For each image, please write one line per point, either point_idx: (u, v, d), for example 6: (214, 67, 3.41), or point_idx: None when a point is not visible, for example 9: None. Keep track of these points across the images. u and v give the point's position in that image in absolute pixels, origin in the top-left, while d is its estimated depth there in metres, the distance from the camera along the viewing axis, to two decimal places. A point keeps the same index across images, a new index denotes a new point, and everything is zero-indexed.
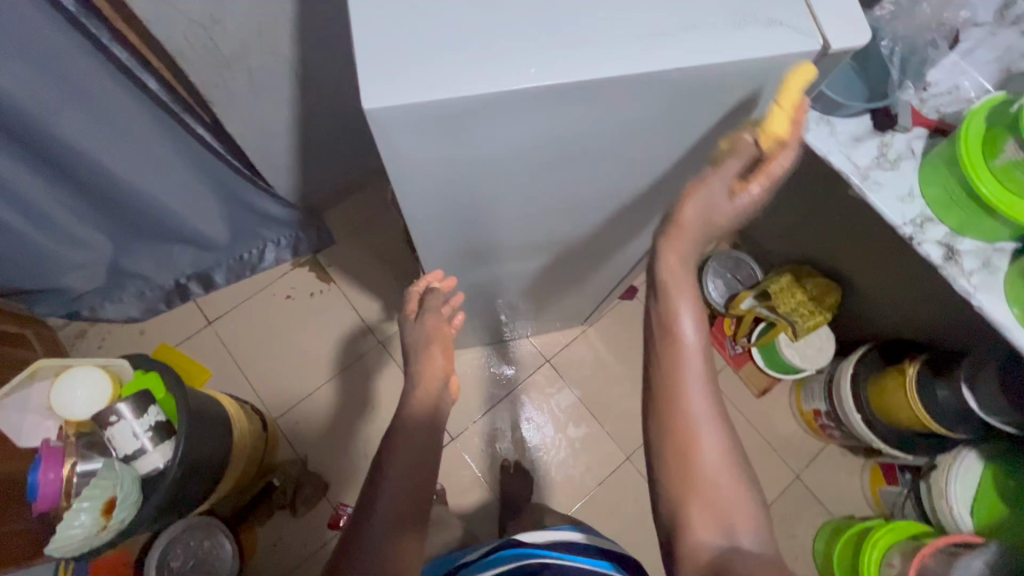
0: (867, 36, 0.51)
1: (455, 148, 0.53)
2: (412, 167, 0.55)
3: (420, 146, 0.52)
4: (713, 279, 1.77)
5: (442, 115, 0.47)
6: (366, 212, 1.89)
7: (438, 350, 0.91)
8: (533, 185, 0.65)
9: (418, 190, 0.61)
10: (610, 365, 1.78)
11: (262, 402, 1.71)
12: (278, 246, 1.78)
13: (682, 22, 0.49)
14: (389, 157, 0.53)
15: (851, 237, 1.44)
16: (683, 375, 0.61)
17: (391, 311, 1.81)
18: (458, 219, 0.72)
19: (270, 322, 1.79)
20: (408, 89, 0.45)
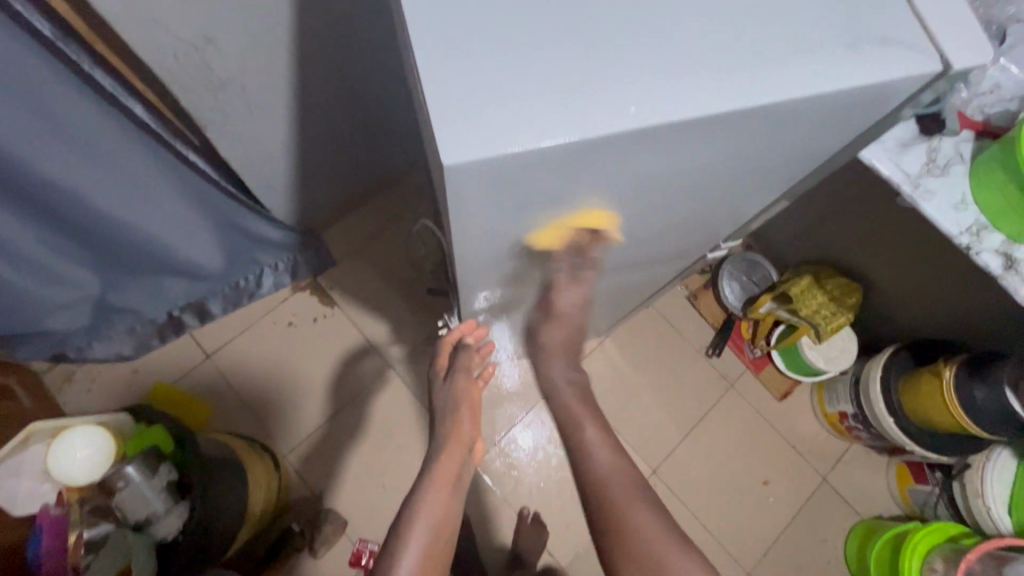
0: (986, 57, 0.50)
1: (525, 190, 0.51)
2: (476, 212, 0.53)
3: (490, 193, 0.49)
4: (729, 282, 1.72)
5: (518, 165, 0.46)
6: (368, 229, 1.81)
7: (466, 410, 0.87)
8: (591, 215, 0.62)
9: (477, 229, 0.57)
10: (629, 376, 1.74)
11: (270, 438, 1.62)
12: (277, 270, 1.69)
13: (793, 47, 0.48)
14: (456, 206, 0.50)
15: (874, 235, 1.42)
16: (600, 468, 0.79)
17: (400, 332, 1.73)
18: (508, 250, 0.67)
19: (273, 351, 1.69)
20: (488, 141, 0.43)
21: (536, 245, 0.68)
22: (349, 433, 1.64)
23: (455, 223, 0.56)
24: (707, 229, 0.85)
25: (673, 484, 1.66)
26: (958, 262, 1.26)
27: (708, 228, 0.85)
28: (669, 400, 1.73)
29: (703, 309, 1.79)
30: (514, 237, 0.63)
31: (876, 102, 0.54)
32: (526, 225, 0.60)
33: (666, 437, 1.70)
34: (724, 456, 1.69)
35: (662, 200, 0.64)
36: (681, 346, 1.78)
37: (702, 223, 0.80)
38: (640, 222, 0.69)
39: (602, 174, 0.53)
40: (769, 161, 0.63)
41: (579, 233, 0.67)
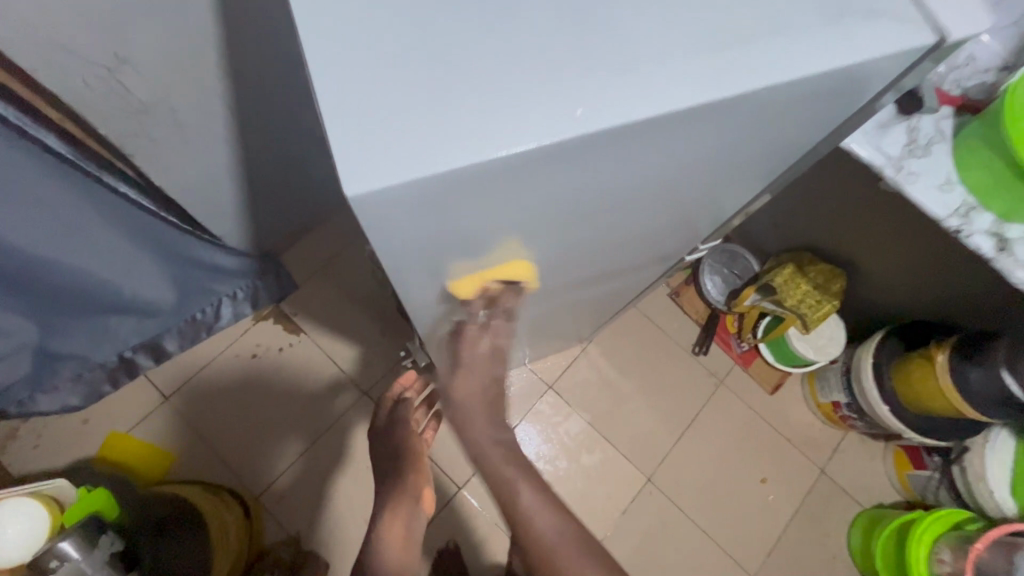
0: (980, 25, 0.44)
1: (459, 212, 0.44)
2: (410, 238, 0.46)
3: (416, 218, 0.43)
4: (710, 276, 1.70)
5: (437, 186, 0.39)
6: (332, 249, 1.72)
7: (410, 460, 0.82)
8: (546, 229, 0.55)
9: (420, 252, 0.50)
10: (615, 382, 1.67)
11: (240, 479, 1.52)
12: (235, 299, 1.59)
13: (767, 23, 0.41)
14: (378, 235, 0.44)
15: (853, 219, 1.38)
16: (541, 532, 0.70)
17: (372, 355, 1.64)
18: (462, 273, 0.60)
19: (238, 386, 1.59)
20: (389, 161, 0.36)
21: (490, 266, 0.61)
22: (324, 467, 1.54)
23: (386, 252, 0.49)
24: (682, 226, 0.78)
25: (669, 491, 1.60)
26: (938, 241, 1.23)
27: (682, 225, 0.78)
28: (658, 404, 1.67)
29: (686, 306, 1.74)
30: (464, 259, 0.56)
31: (859, 84, 0.48)
32: (478, 242, 0.52)
33: (658, 442, 1.63)
34: (718, 456, 1.63)
35: (625, 205, 0.57)
36: (666, 346, 1.72)
37: (674, 221, 0.74)
38: (601, 231, 0.63)
39: (544, 189, 0.46)
40: (743, 154, 0.56)
41: (535, 246, 0.59)
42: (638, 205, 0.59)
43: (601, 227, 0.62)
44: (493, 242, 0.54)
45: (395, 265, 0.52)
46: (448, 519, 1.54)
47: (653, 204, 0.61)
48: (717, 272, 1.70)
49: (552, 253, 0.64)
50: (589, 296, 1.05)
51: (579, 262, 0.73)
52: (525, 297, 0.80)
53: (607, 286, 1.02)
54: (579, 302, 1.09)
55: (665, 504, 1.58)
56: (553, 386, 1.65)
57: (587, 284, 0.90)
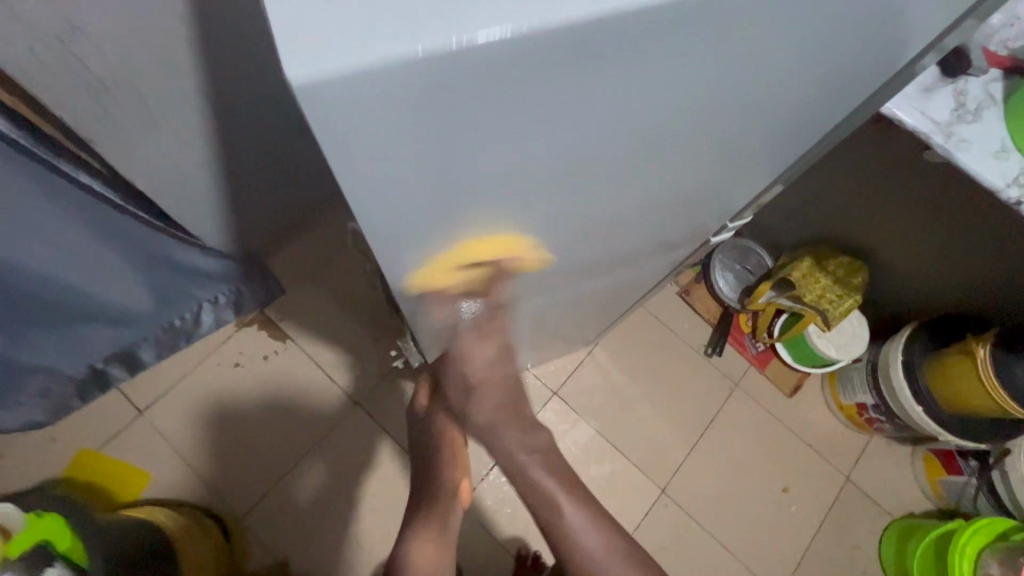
0: None
1: (446, 127, 0.35)
2: (383, 162, 0.36)
3: (390, 129, 0.33)
4: (722, 272, 1.61)
5: (421, 74, 0.29)
6: (320, 249, 1.61)
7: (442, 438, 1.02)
8: (551, 168, 0.46)
9: (397, 191, 0.41)
10: (625, 387, 1.57)
11: (222, 499, 1.40)
12: (216, 304, 1.48)
13: None
14: (338, 152, 0.34)
15: (869, 201, 1.30)
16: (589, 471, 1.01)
17: (364, 362, 1.53)
18: (451, 229, 0.50)
19: (219, 398, 1.47)
20: (364, 23, 0.26)
21: (486, 221, 0.51)
22: (314, 484, 1.43)
23: (353, 192, 0.39)
24: (705, 191, 0.69)
25: (685, 502, 1.49)
26: (980, 218, 1.12)
27: (706, 190, 0.69)
28: (670, 410, 1.56)
29: (698, 305, 1.64)
30: (454, 208, 0.46)
31: None
32: (469, 183, 0.43)
33: (672, 450, 1.52)
34: (737, 465, 1.53)
35: (645, 147, 0.49)
36: (678, 348, 1.62)
37: (698, 182, 0.64)
38: (615, 182, 0.54)
39: (555, 106, 0.37)
40: (785, 87, 0.48)
41: (540, 194, 0.50)
42: (661, 149, 0.50)
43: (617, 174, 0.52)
44: (488, 184, 0.44)
45: (365, 209, 0.42)
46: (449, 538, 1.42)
47: (679, 150, 0.52)
48: (729, 268, 1.61)
49: (558, 209, 0.55)
50: (598, 283, 0.95)
51: (587, 223, 0.63)
52: (527, 269, 0.70)
53: (619, 271, 0.91)
54: (588, 293, 0.99)
55: (681, 517, 1.48)
56: (558, 392, 1.54)
57: (596, 261, 0.80)
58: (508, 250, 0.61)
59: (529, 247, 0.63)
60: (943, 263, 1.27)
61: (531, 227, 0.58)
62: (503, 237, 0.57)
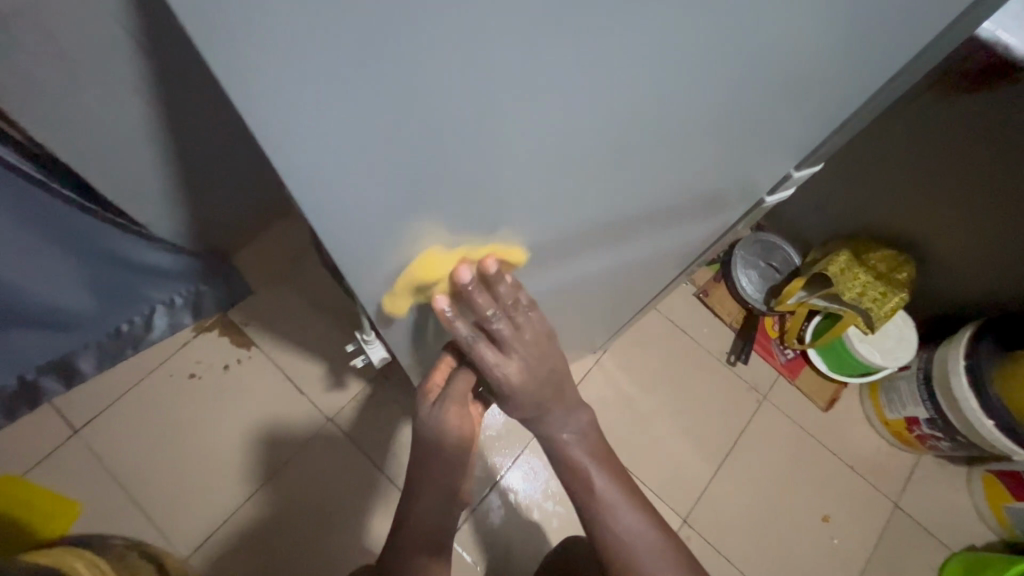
0: None
1: (383, 26, 0.27)
2: (295, 34, 0.26)
3: (305, 18, 0.26)
4: (745, 271, 1.44)
5: None
6: (292, 245, 1.42)
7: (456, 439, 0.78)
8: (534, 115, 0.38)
9: (335, 131, 0.33)
10: (639, 401, 1.37)
11: (166, 536, 1.17)
12: (172, 307, 1.29)
13: None
14: (243, 53, 0.27)
15: (909, 183, 1.16)
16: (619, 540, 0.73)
17: (339, 373, 1.32)
18: (418, 197, 0.42)
19: (169, 414, 1.25)
20: None
21: (463, 152, 0.39)
22: (277, 518, 1.21)
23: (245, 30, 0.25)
24: (759, 136, 0.52)
25: (710, 533, 1.28)
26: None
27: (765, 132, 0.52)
28: (691, 426, 1.36)
29: (718, 308, 1.47)
30: (406, 90, 0.32)
31: None
32: (431, 126, 0.35)
33: (694, 472, 1.32)
34: (770, 490, 1.33)
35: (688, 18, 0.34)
36: (697, 356, 1.43)
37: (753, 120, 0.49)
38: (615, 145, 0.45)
39: None
40: None
41: (524, 153, 0.42)
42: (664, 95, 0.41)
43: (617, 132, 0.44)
44: (457, 71, 0.32)
45: (295, 156, 0.34)
46: None
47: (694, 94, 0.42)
48: (753, 266, 1.44)
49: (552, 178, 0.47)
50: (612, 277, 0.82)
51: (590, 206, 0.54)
52: (525, 254, 0.61)
53: (645, 246, 0.74)
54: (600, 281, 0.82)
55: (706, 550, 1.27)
56: (562, 407, 1.35)
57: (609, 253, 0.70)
58: (501, 189, 0.45)
59: (523, 231, 0.54)
60: (999, 251, 1.12)
61: (523, 208, 0.49)
62: (491, 168, 0.42)
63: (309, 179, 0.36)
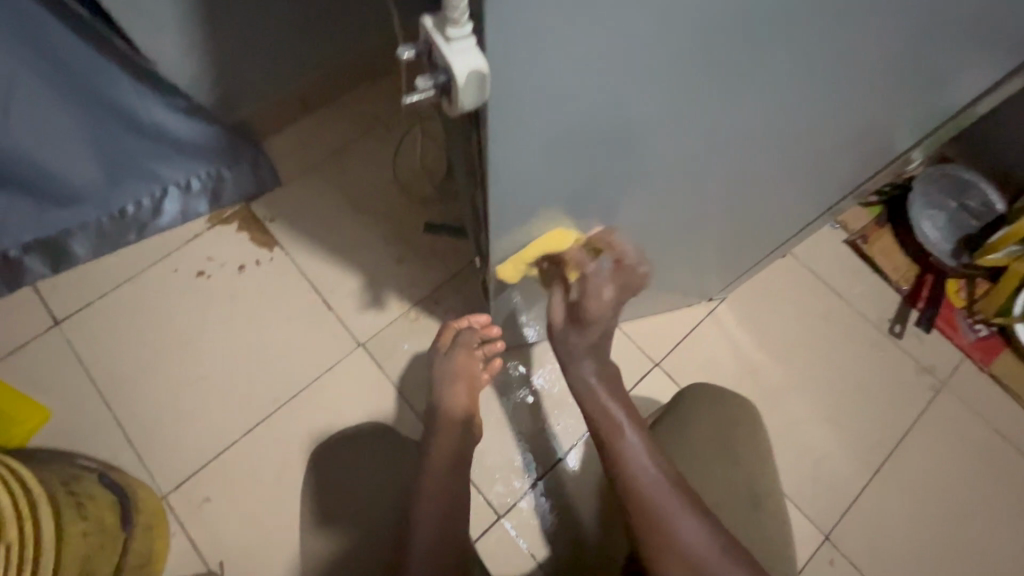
0: None
1: None
2: None
3: None
4: (929, 212, 1.04)
5: None
6: (334, 135, 1.15)
7: (463, 385, 0.80)
8: (678, 125, 0.47)
9: (534, 155, 0.43)
10: (765, 371, 1.01)
11: (142, 466, 0.90)
12: (187, 192, 1.04)
13: None
14: None
15: None
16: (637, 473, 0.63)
17: (377, 289, 1.03)
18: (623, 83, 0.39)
19: (168, 317, 1.00)
20: None
21: None
22: (279, 459, 0.92)
23: None
24: None
25: (867, 562, 0.89)
26: None
27: None
28: (838, 411, 0.99)
29: (879, 260, 1.08)
30: None
31: None
32: (610, 125, 0.43)
33: (844, 474, 0.94)
34: (955, 510, 0.93)
35: None
36: (849, 320, 1.05)
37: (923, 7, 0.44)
38: (760, 115, 0.50)
39: None
40: None
41: None
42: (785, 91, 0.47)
43: (743, 122, 0.50)
44: None
45: (507, 174, 0.44)
46: None
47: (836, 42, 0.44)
48: (939, 207, 1.04)
49: (679, 169, 0.55)
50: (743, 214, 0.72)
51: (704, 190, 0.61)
52: None
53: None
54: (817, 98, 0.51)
55: None
56: (660, 365, 1.01)
57: (740, 197, 0.66)
58: None
59: (649, 213, 0.62)
60: None
61: None
62: None
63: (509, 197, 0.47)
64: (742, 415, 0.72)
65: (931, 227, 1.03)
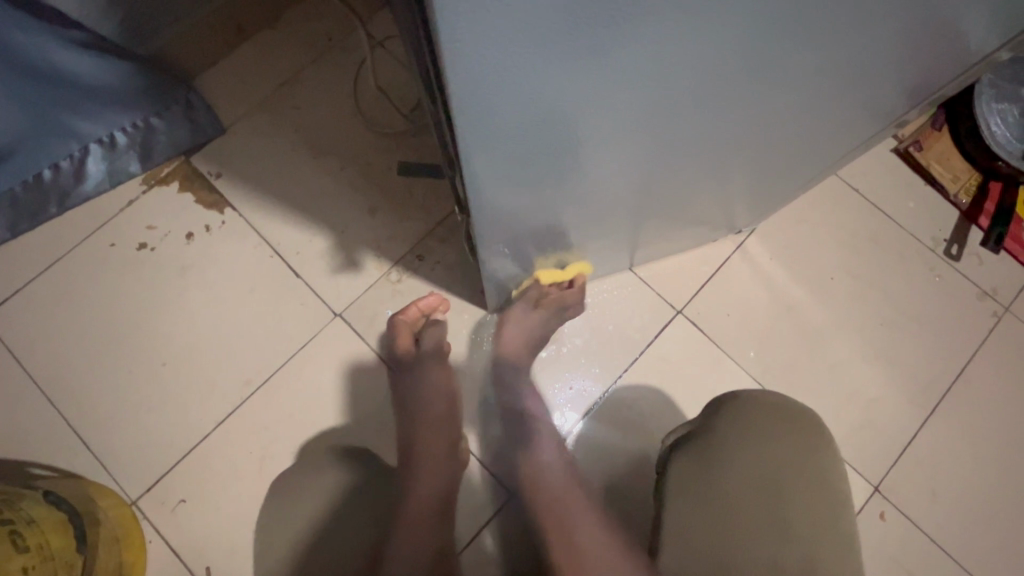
0: None
1: None
2: None
3: None
4: (994, 105, 0.86)
5: None
6: (280, 66, 0.96)
7: (437, 392, 0.78)
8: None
9: (507, 99, 0.36)
10: (804, 309, 0.88)
11: (105, 470, 0.80)
12: (113, 148, 0.86)
13: None
14: None
15: None
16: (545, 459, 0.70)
17: (349, 250, 0.89)
18: None
19: (111, 299, 0.87)
20: None
21: None
22: (258, 453, 0.81)
23: None
24: None
25: (921, 512, 0.81)
26: None
27: None
28: (888, 349, 0.87)
29: (933, 169, 0.92)
30: None
31: None
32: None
33: (895, 419, 0.84)
34: (1017, 451, 0.83)
35: None
36: (898, 242, 0.90)
37: None
38: None
39: None
40: None
41: None
42: None
43: (783, 35, 0.38)
44: None
45: (471, 49, 0.30)
46: (480, 554, 0.79)
47: None
48: (1010, 100, 0.85)
49: (674, 121, 0.47)
50: (771, 145, 0.60)
51: (701, 142, 0.54)
52: None
53: None
54: None
55: (915, 535, 0.80)
56: (683, 311, 0.88)
57: (773, 124, 0.54)
58: None
59: (627, 173, 0.56)
60: None
61: None
62: None
63: (471, 144, 0.40)
64: (797, 420, 0.58)
65: (995, 122, 0.86)
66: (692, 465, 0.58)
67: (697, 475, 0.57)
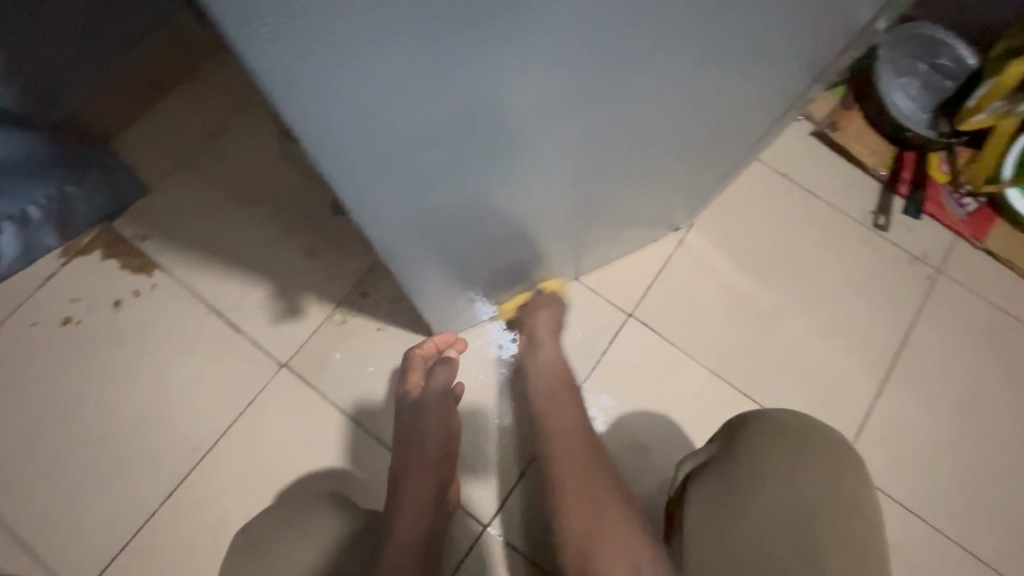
0: None
1: None
2: None
3: None
4: (898, 80, 0.90)
5: None
6: (201, 120, 0.94)
7: (436, 436, 0.72)
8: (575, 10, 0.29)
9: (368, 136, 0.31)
10: (750, 295, 0.90)
11: (45, 566, 0.74)
12: (26, 223, 0.81)
13: None
14: None
15: None
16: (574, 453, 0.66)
17: (290, 296, 0.86)
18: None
19: (37, 379, 0.82)
20: None
21: None
22: (212, 522, 0.77)
23: None
24: None
25: (887, 479, 0.82)
26: None
27: None
28: (835, 324, 0.89)
29: (851, 146, 0.94)
30: None
31: None
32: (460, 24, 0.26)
33: (851, 392, 0.85)
34: (968, 408, 0.86)
35: None
36: (829, 220, 0.93)
37: None
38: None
39: None
40: None
41: None
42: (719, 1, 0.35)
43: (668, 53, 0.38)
44: None
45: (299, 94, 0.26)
46: None
47: None
48: (910, 74, 0.90)
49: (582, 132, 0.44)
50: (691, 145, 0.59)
51: (616, 150, 0.52)
52: None
53: None
54: None
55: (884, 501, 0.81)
56: (635, 313, 0.88)
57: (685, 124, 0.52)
58: None
59: (548, 188, 0.52)
60: None
61: None
62: None
63: (359, 180, 0.35)
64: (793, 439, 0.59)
65: (902, 95, 0.90)
66: (709, 506, 0.56)
67: (721, 514, 0.56)
